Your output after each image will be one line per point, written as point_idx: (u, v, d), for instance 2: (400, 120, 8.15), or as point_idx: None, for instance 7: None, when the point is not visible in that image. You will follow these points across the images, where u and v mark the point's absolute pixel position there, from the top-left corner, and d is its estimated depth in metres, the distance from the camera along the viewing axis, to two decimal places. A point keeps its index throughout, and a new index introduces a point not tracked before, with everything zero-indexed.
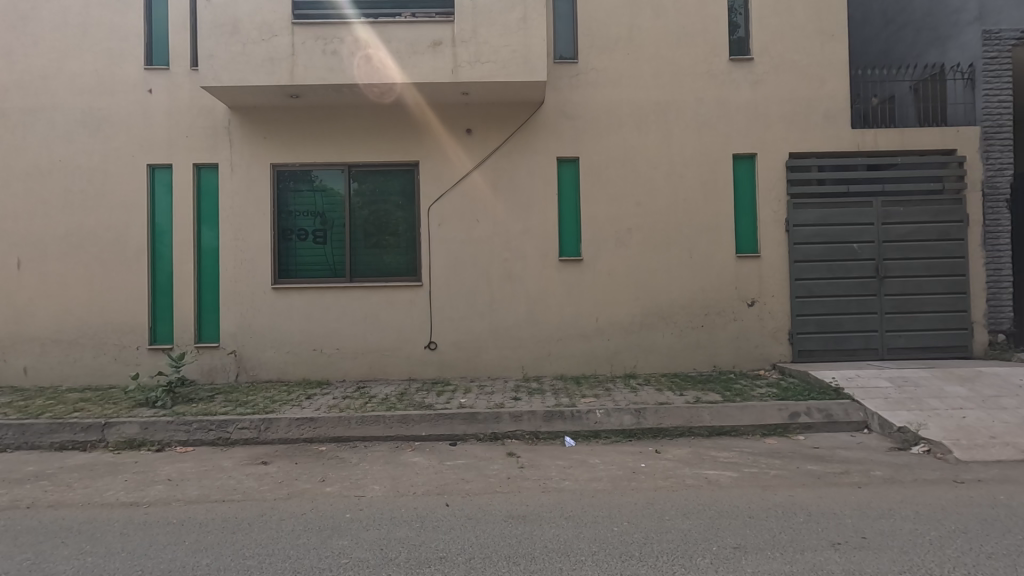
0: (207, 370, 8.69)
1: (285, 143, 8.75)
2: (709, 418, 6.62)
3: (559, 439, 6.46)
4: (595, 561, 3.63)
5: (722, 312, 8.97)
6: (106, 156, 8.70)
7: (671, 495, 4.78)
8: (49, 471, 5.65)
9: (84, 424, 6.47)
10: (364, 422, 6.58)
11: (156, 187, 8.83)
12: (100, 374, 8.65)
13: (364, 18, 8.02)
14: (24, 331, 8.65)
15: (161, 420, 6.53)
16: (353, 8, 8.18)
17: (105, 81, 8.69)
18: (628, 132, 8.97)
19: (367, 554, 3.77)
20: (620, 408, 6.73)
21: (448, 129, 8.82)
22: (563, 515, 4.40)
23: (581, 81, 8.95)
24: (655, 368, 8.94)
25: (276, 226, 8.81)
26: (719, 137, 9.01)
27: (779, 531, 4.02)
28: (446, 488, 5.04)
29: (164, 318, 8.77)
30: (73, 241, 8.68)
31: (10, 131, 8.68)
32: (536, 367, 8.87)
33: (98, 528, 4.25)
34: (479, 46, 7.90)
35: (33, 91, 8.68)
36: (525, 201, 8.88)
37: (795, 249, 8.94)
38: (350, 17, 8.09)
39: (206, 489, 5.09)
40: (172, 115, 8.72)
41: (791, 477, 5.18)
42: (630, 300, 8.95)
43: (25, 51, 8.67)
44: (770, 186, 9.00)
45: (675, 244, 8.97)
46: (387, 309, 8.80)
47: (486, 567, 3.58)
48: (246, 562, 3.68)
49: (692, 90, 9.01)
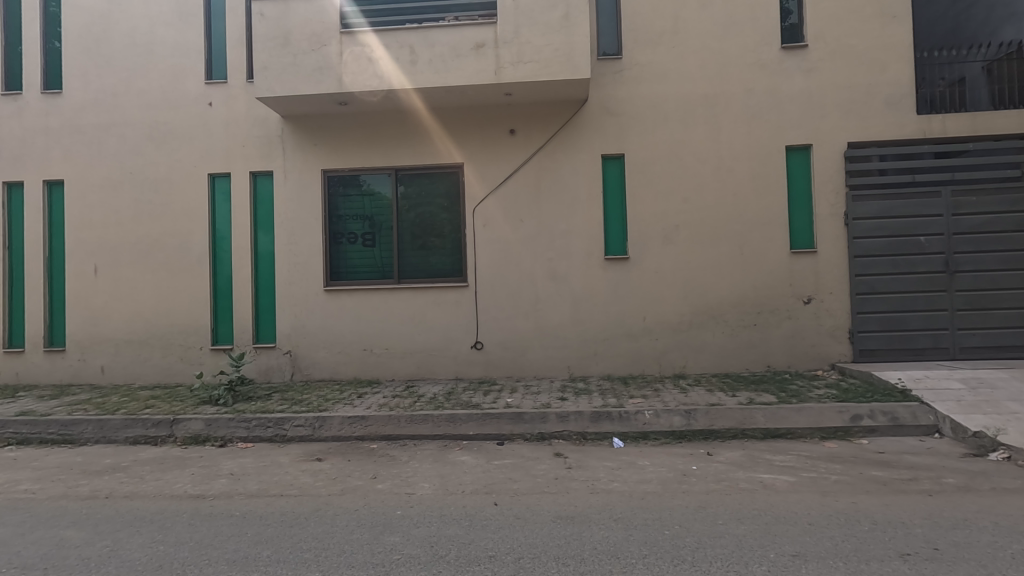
0: (264, 370, 9.05)
1: (333, 151, 9.03)
2: (763, 419, 6.41)
3: (607, 439, 6.39)
4: (646, 564, 3.57)
5: (776, 310, 8.65)
6: (171, 167, 9.21)
7: (724, 499, 4.65)
8: (124, 464, 6.03)
9: (155, 420, 6.88)
10: (412, 421, 6.69)
11: (216, 196, 9.27)
12: (167, 373, 9.15)
13: (370, 27, 8.23)
14: (100, 333, 9.26)
15: (223, 418, 6.86)
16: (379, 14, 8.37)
17: (170, 96, 9.21)
18: (674, 126, 8.77)
19: (418, 550, 3.84)
20: (670, 409, 6.61)
21: (493, 131, 8.86)
22: (612, 516, 4.36)
23: (625, 77, 8.81)
24: (706, 369, 8.70)
25: (327, 230, 9.10)
26: (771, 128, 8.69)
27: (841, 540, 3.83)
28: (494, 488, 5.07)
29: (225, 320, 9.20)
30: (142, 249, 9.24)
31: (87, 147, 9.31)
32: (582, 367, 8.80)
33: (168, 519, 4.49)
34: (522, 46, 7.91)
35: (106, 108, 9.28)
36: (569, 200, 8.82)
37: (855, 243, 8.53)
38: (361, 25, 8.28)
39: (265, 484, 5.32)
40: (229, 125, 9.14)
41: (853, 483, 4.92)
42: (678, 299, 8.75)
43: (98, 71, 9.28)
44: (827, 178, 8.61)
45: (725, 239, 8.71)
46: (433, 309, 8.92)
47: (535, 568, 3.57)
48: (304, 555, 3.81)
49: (741, 81, 8.72)
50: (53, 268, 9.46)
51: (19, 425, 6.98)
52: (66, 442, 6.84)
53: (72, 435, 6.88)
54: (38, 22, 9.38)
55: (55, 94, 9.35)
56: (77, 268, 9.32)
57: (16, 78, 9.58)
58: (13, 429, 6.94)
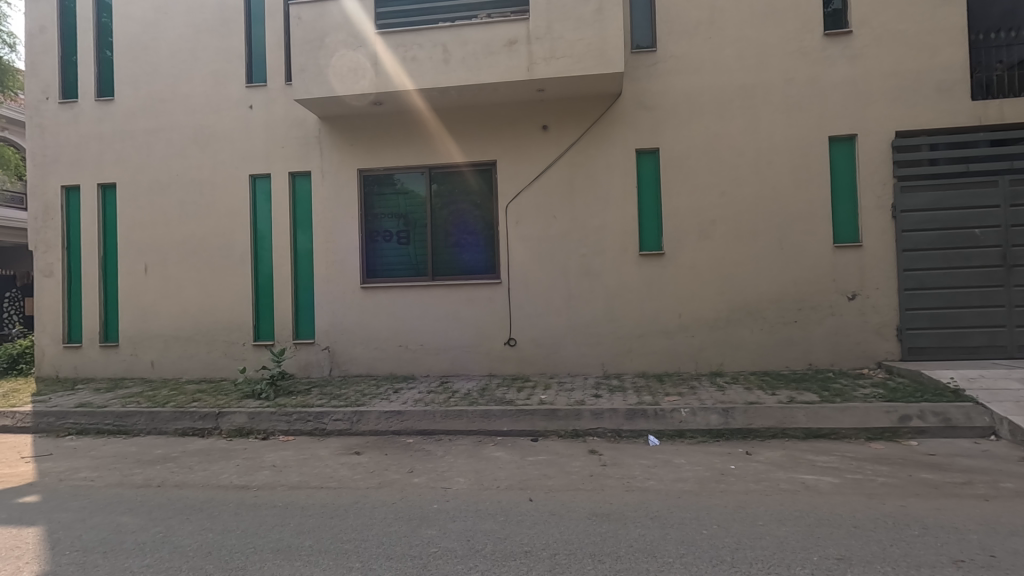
0: (304, 365, 9.30)
1: (369, 150, 9.18)
2: (804, 419, 6.24)
3: (642, 437, 6.33)
4: (684, 564, 3.52)
5: (819, 306, 8.39)
6: (214, 169, 9.54)
7: (763, 499, 4.55)
8: (174, 454, 6.30)
9: (202, 413, 7.17)
10: (447, 416, 6.78)
11: (257, 196, 9.55)
12: (213, 368, 9.49)
13: (393, 28, 8.40)
14: (150, 329, 9.67)
15: (265, 411, 7.09)
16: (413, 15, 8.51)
17: (214, 100, 9.53)
18: (711, 118, 8.59)
19: (455, 544, 3.89)
20: (707, 407, 6.50)
21: (525, 127, 8.85)
22: (649, 514, 4.31)
23: (659, 69, 8.66)
24: (744, 367, 8.51)
25: (363, 228, 9.27)
26: (813, 118, 8.41)
27: (889, 544, 3.70)
28: (529, 483, 5.08)
29: (266, 316, 9.48)
30: (188, 247, 9.60)
31: (136, 151, 9.72)
32: (616, 364, 8.73)
33: (216, 507, 4.67)
34: (555, 41, 7.85)
35: (154, 113, 9.67)
36: (603, 196, 8.75)
37: (903, 236, 8.20)
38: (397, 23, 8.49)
39: (306, 475, 5.47)
40: (269, 127, 9.40)
41: (902, 486, 4.73)
42: (715, 296, 8.58)
43: (147, 78, 9.67)
44: (873, 168, 8.28)
45: (764, 234, 8.49)
46: (467, 305, 8.98)
47: (571, 564, 3.56)
48: (344, 545, 3.90)
49: (781, 70, 8.47)
50: (107, 267, 9.92)
51: (78, 416, 7.36)
52: (120, 432, 7.18)
53: (125, 425, 7.22)
54: (91, 33, 9.83)
55: (108, 101, 9.80)
56: (128, 267, 9.75)
57: (73, 86, 10.07)
58: (73, 419, 7.33)
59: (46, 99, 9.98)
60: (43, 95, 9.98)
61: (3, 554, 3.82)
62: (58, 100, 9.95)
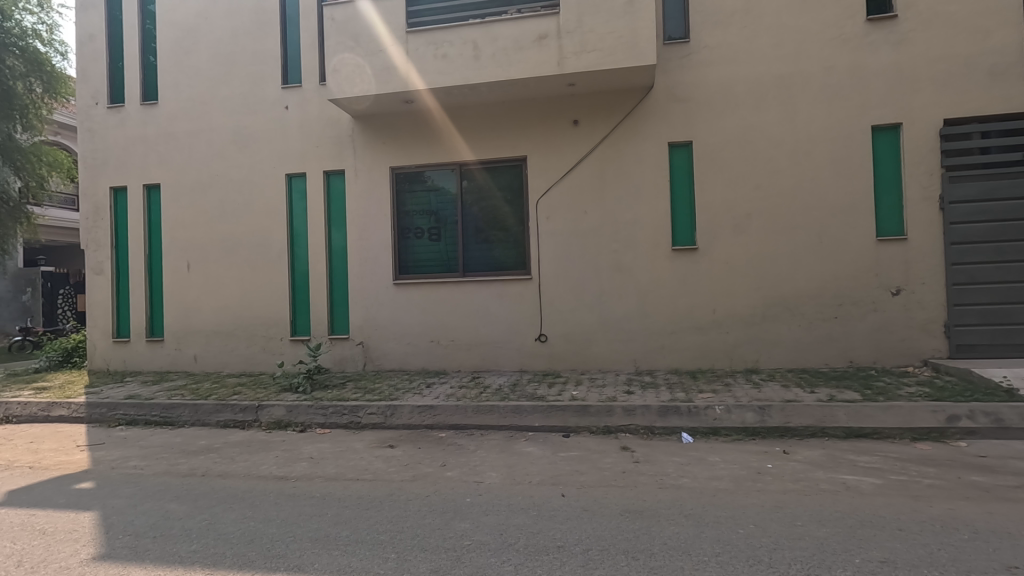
0: (339, 360, 9.50)
1: (401, 148, 9.30)
2: (845, 418, 6.07)
3: (675, 434, 6.26)
4: (720, 563, 3.47)
5: (860, 302, 8.12)
6: (252, 169, 9.80)
7: (802, 499, 4.45)
8: (217, 445, 6.53)
9: (243, 405, 7.41)
10: (479, 411, 6.85)
11: (293, 195, 9.78)
12: (251, 363, 9.78)
13: (417, 27, 8.40)
14: (192, 324, 10.02)
15: (303, 405, 7.28)
16: (445, 12, 8.47)
17: (251, 101, 9.79)
18: (747, 109, 8.38)
19: (488, 537, 3.92)
20: (742, 405, 6.38)
21: (556, 121, 8.82)
22: (683, 512, 4.26)
23: (693, 60, 8.50)
24: (781, 364, 8.31)
25: (395, 225, 9.40)
26: (855, 107, 8.13)
27: (936, 548, 3.57)
28: (561, 479, 5.08)
29: (302, 312, 9.71)
30: (228, 246, 9.90)
31: (179, 152, 10.07)
32: (648, 360, 8.64)
33: (257, 497, 4.83)
34: (585, 34, 7.78)
35: (195, 115, 9.99)
36: (634, 191, 8.65)
37: (951, 229, 7.87)
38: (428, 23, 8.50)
39: (342, 467, 5.60)
40: (304, 127, 9.61)
41: (949, 489, 4.56)
42: (750, 291, 8.40)
43: (188, 81, 10.00)
44: (920, 158, 7.95)
45: (802, 227, 8.26)
46: (497, 301, 9.01)
47: (604, 560, 3.55)
48: (380, 536, 3.98)
49: (821, 58, 8.21)
50: (152, 265, 10.32)
51: (127, 408, 7.70)
52: (166, 423, 7.48)
53: (171, 417, 7.52)
54: (136, 39, 10.21)
55: (152, 105, 10.18)
56: (172, 265, 10.12)
57: (120, 91, 10.48)
58: (123, 410, 7.67)
59: (95, 104, 10.43)
60: (93, 100, 10.42)
61: (62, 537, 4.04)
62: (106, 104, 10.39)
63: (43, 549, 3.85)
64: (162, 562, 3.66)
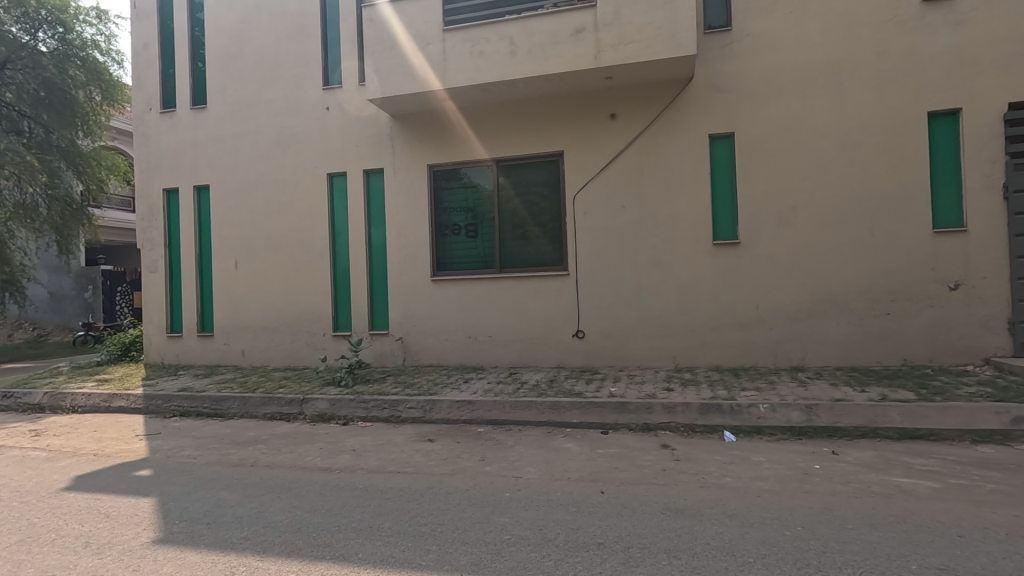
0: (379, 355, 9.68)
1: (438, 146, 9.39)
2: (898, 418, 5.82)
3: (717, 433, 6.12)
4: (765, 564, 3.39)
5: (915, 297, 7.75)
6: (296, 169, 10.08)
7: (852, 502, 4.29)
8: (264, 436, 6.76)
9: (288, 398, 7.65)
10: (517, 407, 6.87)
11: (335, 194, 10.01)
12: (296, 357, 10.08)
13: (449, 27, 8.40)
14: (240, 319, 10.40)
15: (345, 398, 7.47)
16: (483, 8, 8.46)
17: (294, 103, 10.06)
18: (792, 98, 8.10)
19: (528, 532, 3.93)
20: (788, 403, 6.19)
21: (592, 115, 8.73)
22: (726, 512, 4.17)
23: (735, 49, 8.26)
24: (829, 361, 8.02)
25: (433, 222, 9.50)
26: (909, 93, 7.75)
27: (1001, 557, 3.38)
28: (600, 476, 5.05)
29: (344, 308, 9.95)
30: (273, 244, 10.22)
31: (227, 154, 10.44)
32: (688, 357, 8.47)
33: (303, 487, 4.99)
34: (623, 26, 7.66)
35: (241, 118, 10.34)
36: (674, 185, 8.49)
37: (1015, 220, 7.43)
38: (467, 20, 8.49)
39: (384, 460, 5.72)
40: (344, 126, 9.82)
41: (1015, 495, 4.30)
42: (796, 287, 8.13)
43: (235, 85, 10.35)
44: (982, 145, 7.52)
45: (852, 220, 7.93)
46: (534, 298, 9.01)
47: (645, 558, 3.51)
48: (422, 528, 4.04)
49: (873, 42, 7.85)
50: (203, 263, 10.76)
51: (181, 399, 8.06)
52: (217, 415, 7.80)
53: (221, 409, 7.83)
54: (186, 46, 10.63)
55: (201, 109, 10.59)
56: (221, 262, 10.52)
57: (172, 96, 10.94)
58: (177, 402, 8.03)
59: (150, 110, 10.92)
60: (148, 106, 10.93)
61: (125, 521, 4.26)
62: (159, 110, 10.86)
63: (108, 531, 4.08)
64: (216, 547, 3.81)
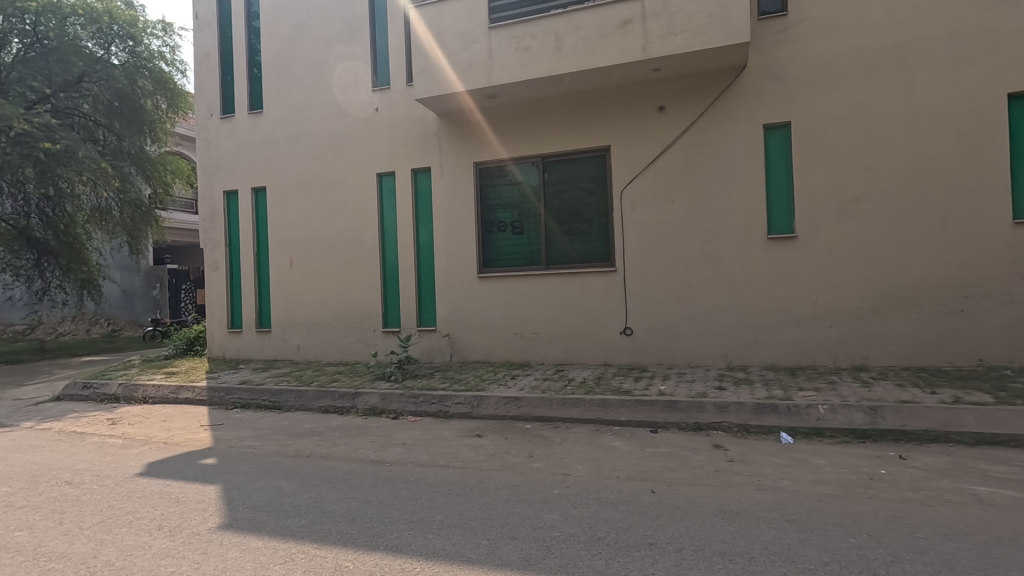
0: (427, 351, 9.85)
1: (483, 143, 9.44)
2: (974, 422, 5.46)
3: (773, 434, 5.91)
4: (828, 572, 3.24)
5: (992, 293, 7.24)
6: (346, 169, 10.36)
7: (924, 510, 4.05)
8: (319, 429, 7.00)
9: (341, 393, 7.89)
10: (565, 404, 6.84)
11: (384, 193, 10.23)
12: (348, 352, 10.37)
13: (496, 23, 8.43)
14: (295, 316, 10.79)
15: (395, 393, 7.64)
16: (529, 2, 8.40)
17: (344, 105, 10.33)
18: (854, 84, 7.70)
19: (577, 530, 3.91)
20: (850, 405, 5.91)
21: (640, 109, 8.57)
22: (784, 516, 4.02)
23: (792, 34, 7.92)
24: (895, 361, 7.60)
25: (479, 220, 9.56)
26: (985, 73, 7.23)
27: None
28: (650, 475, 4.96)
29: (393, 305, 10.16)
30: (325, 243, 10.55)
31: (281, 156, 10.83)
32: (741, 355, 8.21)
33: (356, 479, 5.12)
34: (672, 16, 7.48)
35: (295, 120, 10.70)
36: (725, 177, 8.23)
37: None
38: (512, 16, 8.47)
39: (433, 454, 5.82)
40: (392, 126, 10.02)
41: None
42: (857, 283, 7.74)
43: (288, 89, 10.72)
44: None
45: (920, 211, 7.48)
46: (581, 294, 8.93)
47: (699, 561, 3.42)
48: (471, 522, 4.08)
49: (944, 22, 7.37)
50: (260, 261, 11.21)
51: (241, 392, 8.43)
52: (274, 407, 8.13)
53: (278, 402, 8.15)
54: (243, 53, 11.09)
55: (257, 114, 11.03)
56: (277, 261, 10.93)
57: (230, 102, 11.44)
58: (238, 394, 8.42)
59: (210, 116, 11.47)
60: (208, 112, 11.47)
61: (193, 506, 4.50)
62: (219, 115, 11.38)
63: (178, 515, 4.31)
64: (276, 534, 3.97)
